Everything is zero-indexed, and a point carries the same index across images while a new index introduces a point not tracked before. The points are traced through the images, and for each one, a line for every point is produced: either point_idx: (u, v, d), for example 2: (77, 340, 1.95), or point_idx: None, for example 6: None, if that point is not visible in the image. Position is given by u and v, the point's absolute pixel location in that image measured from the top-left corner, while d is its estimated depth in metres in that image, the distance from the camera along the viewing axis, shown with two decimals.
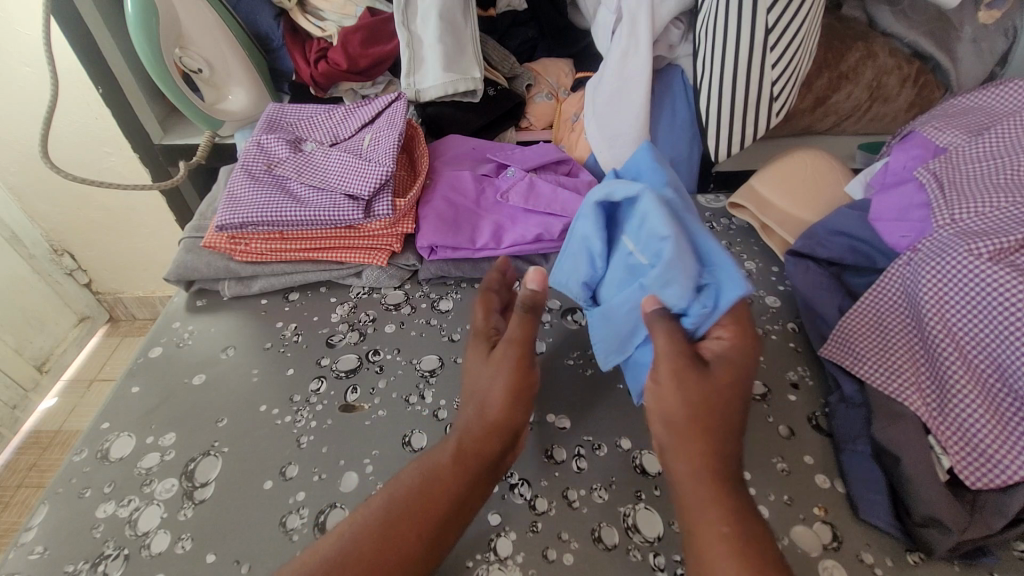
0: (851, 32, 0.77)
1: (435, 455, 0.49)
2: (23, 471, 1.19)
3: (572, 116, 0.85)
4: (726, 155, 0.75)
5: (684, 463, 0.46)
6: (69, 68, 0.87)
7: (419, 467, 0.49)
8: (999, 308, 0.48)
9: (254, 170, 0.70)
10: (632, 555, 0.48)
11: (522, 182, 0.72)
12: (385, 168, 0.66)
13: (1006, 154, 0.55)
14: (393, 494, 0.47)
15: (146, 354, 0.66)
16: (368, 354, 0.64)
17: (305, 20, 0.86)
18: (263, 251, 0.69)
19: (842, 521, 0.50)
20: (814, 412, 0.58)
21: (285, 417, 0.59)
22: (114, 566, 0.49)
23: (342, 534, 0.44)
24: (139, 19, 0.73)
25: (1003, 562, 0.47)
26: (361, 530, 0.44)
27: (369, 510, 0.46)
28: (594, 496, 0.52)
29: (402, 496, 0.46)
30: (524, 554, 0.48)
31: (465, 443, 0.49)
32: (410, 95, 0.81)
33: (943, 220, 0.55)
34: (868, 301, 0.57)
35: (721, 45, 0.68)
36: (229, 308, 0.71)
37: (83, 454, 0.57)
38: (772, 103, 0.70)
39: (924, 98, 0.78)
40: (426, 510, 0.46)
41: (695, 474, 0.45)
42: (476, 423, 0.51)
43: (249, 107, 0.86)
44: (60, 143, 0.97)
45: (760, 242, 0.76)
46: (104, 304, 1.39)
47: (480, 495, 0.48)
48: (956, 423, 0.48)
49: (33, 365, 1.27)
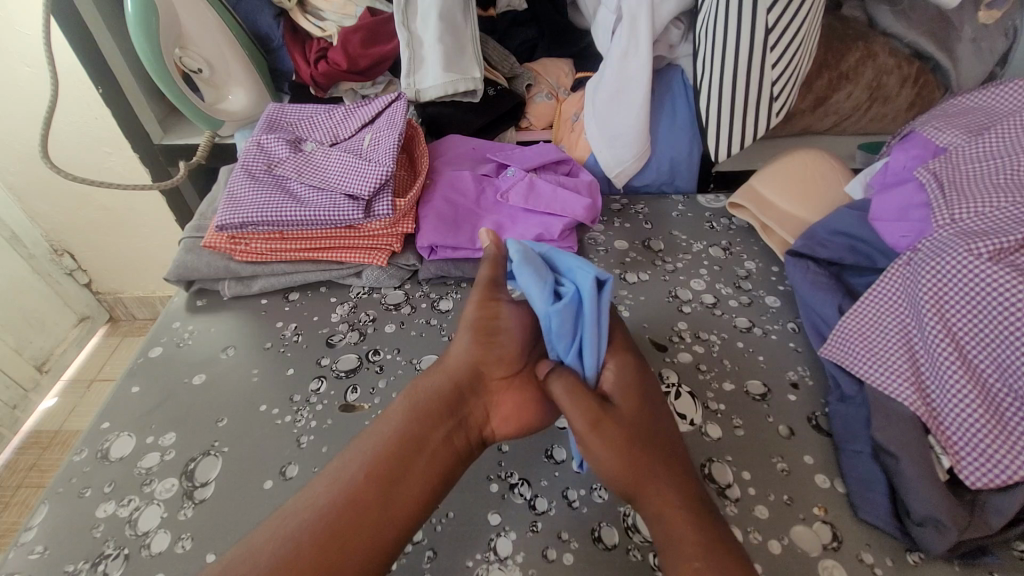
0: (851, 32, 0.77)
1: (390, 420, 0.49)
2: (22, 471, 1.19)
3: (573, 116, 0.85)
4: (725, 155, 0.75)
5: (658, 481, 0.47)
6: (69, 68, 0.87)
7: (370, 443, 0.48)
8: (999, 309, 0.48)
9: (254, 170, 0.70)
10: (632, 555, 0.48)
11: (522, 183, 0.72)
12: (384, 167, 0.66)
13: (1006, 155, 0.55)
14: (342, 475, 0.46)
15: (146, 354, 0.66)
16: (368, 354, 0.64)
17: (305, 20, 0.86)
18: (263, 251, 0.69)
19: (841, 521, 0.50)
20: (814, 412, 0.58)
21: (285, 417, 0.59)
22: (114, 565, 0.48)
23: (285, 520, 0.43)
24: (140, 19, 0.73)
25: (1003, 561, 0.47)
26: (302, 518, 0.43)
27: (317, 493, 0.45)
28: (594, 496, 0.52)
29: (352, 474, 0.46)
30: (524, 554, 0.48)
31: (423, 395, 0.51)
32: (410, 95, 0.81)
33: (943, 220, 0.55)
34: (868, 301, 0.57)
35: (721, 44, 0.68)
36: (229, 308, 0.71)
37: (82, 454, 0.57)
38: (772, 103, 0.70)
39: (924, 98, 0.78)
40: (387, 471, 0.46)
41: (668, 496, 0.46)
42: (449, 374, 0.52)
43: (249, 108, 0.87)
44: (60, 144, 0.97)
45: (760, 242, 0.76)
46: (104, 304, 1.39)
47: (452, 449, 0.49)
48: (956, 423, 0.48)
49: (33, 365, 1.27)
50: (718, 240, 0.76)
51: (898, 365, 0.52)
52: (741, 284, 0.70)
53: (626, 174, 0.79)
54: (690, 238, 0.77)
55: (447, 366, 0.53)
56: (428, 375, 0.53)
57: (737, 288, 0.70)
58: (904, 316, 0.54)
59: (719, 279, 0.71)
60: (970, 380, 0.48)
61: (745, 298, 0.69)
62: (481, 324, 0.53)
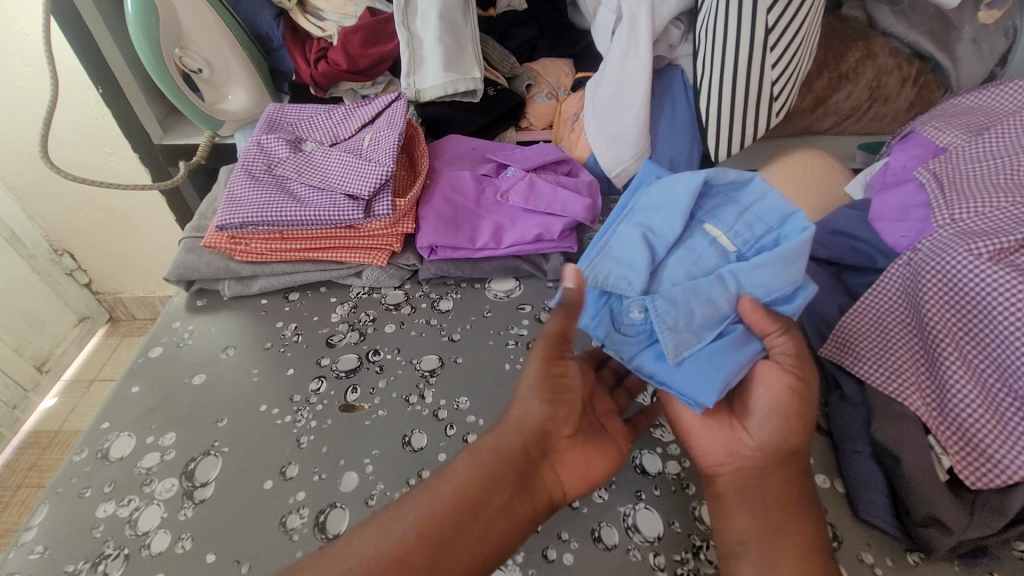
0: (852, 32, 0.77)
1: (456, 472, 0.45)
2: (23, 471, 1.19)
3: (573, 116, 0.85)
4: (725, 155, 0.75)
5: (778, 483, 0.47)
6: (69, 68, 0.87)
7: (432, 497, 0.44)
8: (999, 308, 0.48)
9: (254, 170, 0.70)
10: (632, 555, 0.48)
11: (522, 182, 0.72)
12: (385, 167, 0.66)
13: (1006, 154, 0.55)
14: (396, 528, 0.42)
15: (146, 354, 0.66)
16: (368, 354, 0.64)
17: (305, 20, 0.86)
18: (263, 250, 0.69)
19: (841, 521, 0.50)
20: (814, 412, 0.58)
21: (285, 417, 0.59)
22: (114, 566, 0.49)
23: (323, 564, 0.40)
24: (140, 18, 0.73)
25: (1003, 561, 0.47)
26: (343, 571, 0.40)
27: (364, 543, 0.42)
28: (594, 496, 0.52)
29: (404, 531, 0.42)
30: (524, 554, 0.48)
31: (486, 453, 0.46)
32: (410, 95, 0.81)
33: (943, 220, 0.55)
34: (868, 301, 0.57)
35: (721, 44, 0.68)
36: (229, 308, 0.71)
37: (83, 454, 0.57)
38: (772, 103, 0.70)
39: (924, 98, 0.78)
40: (443, 535, 0.42)
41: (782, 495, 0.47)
42: (524, 422, 0.48)
43: (249, 107, 0.87)
44: (60, 144, 0.98)
45: None
46: (104, 304, 1.39)
47: (513, 518, 0.44)
48: (956, 422, 0.48)
49: (33, 365, 1.27)
50: None
51: (899, 365, 0.52)
52: None
53: (627, 174, 0.79)
54: None
55: (512, 422, 0.48)
56: (499, 424, 0.49)
57: None
58: (904, 317, 0.54)
59: None
60: (970, 380, 0.48)
61: None
62: (548, 381, 0.49)
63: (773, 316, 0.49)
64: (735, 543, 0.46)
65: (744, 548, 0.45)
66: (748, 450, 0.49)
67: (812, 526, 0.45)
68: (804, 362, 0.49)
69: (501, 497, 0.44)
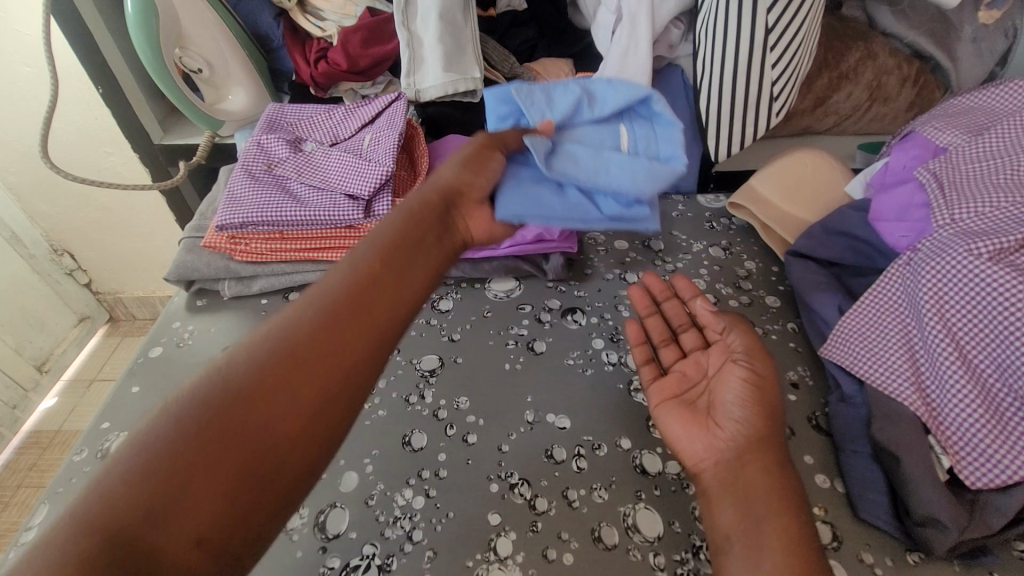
0: (852, 32, 0.77)
1: (332, 285, 0.46)
2: (22, 471, 1.19)
3: None
4: (726, 155, 0.75)
5: (760, 477, 0.47)
6: (69, 68, 0.87)
7: (297, 318, 0.43)
8: (999, 308, 0.48)
9: (254, 170, 0.70)
10: (632, 555, 0.48)
11: None
12: (384, 167, 0.66)
13: (1006, 155, 0.55)
14: (233, 370, 0.40)
15: (146, 354, 0.66)
16: None
17: (305, 20, 0.86)
18: (263, 251, 0.69)
19: (841, 521, 0.50)
20: (814, 413, 0.58)
21: None
22: None
23: (148, 441, 0.36)
24: (140, 19, 0.73)
25: (1003, 561, 0.47)
26: (182, 441, 0.37)
27: (200, 398, 0.39)
28: (594, 496, 0.52)
29: (240, 376, 0.40)
30: (524, 553, 0.48)
31: (364, 273, 0.47)
32: (410, 95, 0.80)
33: (943, 220, 0.55)
34: (869, 301, 0.57)
35: (721, 44, 0.68)
36: (229, 309, 0.71)
37: (82, 454, 0.57)
38: (772, 103, 0.70)
39: (924, 98, 0.78)
40: (293, 367, 0.41)
41: (769, 488, 0.46)
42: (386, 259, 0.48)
43: (249, 108, 0.87)
44: (60, 144, 0.97)
45: (760, 242, 0.76)
46: (104, 304, 1.39)
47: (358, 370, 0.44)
48: (956, 422, 0.48)
49: (33, 365, 1.27)
50: (718, 240, 0.76)
51: (898, 365, 0.52)
52: (741, 284, 0.70)
53: None
54: (690, 237, 0.77)
55: (357, 265, 0.47)
56: (339, 268, 0.47)
57: (737, 288, 0.70)
58: (904, 317, 0.54)
59: (719, 279, 0.71)
60: (970, 380, 0.48)
61: (745, 298, 0.69)
62: (404, 235, 0.50)
63: (719, 318, 0.58)
64: (722, 538, 0.45)
65: (730, 544, 0.45)
66: (723, 445, 0.50)
67: (794, 515, 0.44)
68: (759, 356, 0.54)
69: (358, 316, 0.44)
